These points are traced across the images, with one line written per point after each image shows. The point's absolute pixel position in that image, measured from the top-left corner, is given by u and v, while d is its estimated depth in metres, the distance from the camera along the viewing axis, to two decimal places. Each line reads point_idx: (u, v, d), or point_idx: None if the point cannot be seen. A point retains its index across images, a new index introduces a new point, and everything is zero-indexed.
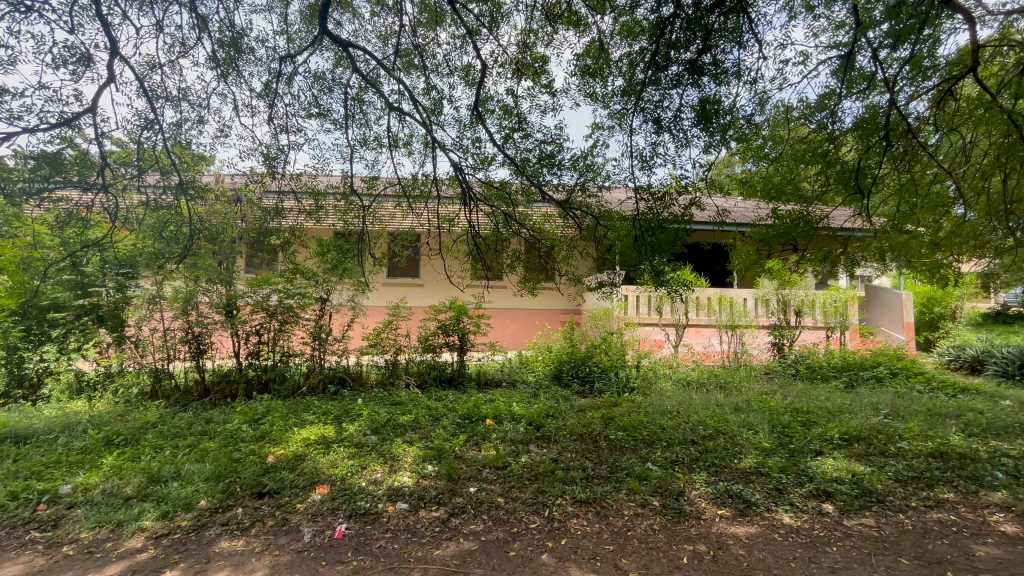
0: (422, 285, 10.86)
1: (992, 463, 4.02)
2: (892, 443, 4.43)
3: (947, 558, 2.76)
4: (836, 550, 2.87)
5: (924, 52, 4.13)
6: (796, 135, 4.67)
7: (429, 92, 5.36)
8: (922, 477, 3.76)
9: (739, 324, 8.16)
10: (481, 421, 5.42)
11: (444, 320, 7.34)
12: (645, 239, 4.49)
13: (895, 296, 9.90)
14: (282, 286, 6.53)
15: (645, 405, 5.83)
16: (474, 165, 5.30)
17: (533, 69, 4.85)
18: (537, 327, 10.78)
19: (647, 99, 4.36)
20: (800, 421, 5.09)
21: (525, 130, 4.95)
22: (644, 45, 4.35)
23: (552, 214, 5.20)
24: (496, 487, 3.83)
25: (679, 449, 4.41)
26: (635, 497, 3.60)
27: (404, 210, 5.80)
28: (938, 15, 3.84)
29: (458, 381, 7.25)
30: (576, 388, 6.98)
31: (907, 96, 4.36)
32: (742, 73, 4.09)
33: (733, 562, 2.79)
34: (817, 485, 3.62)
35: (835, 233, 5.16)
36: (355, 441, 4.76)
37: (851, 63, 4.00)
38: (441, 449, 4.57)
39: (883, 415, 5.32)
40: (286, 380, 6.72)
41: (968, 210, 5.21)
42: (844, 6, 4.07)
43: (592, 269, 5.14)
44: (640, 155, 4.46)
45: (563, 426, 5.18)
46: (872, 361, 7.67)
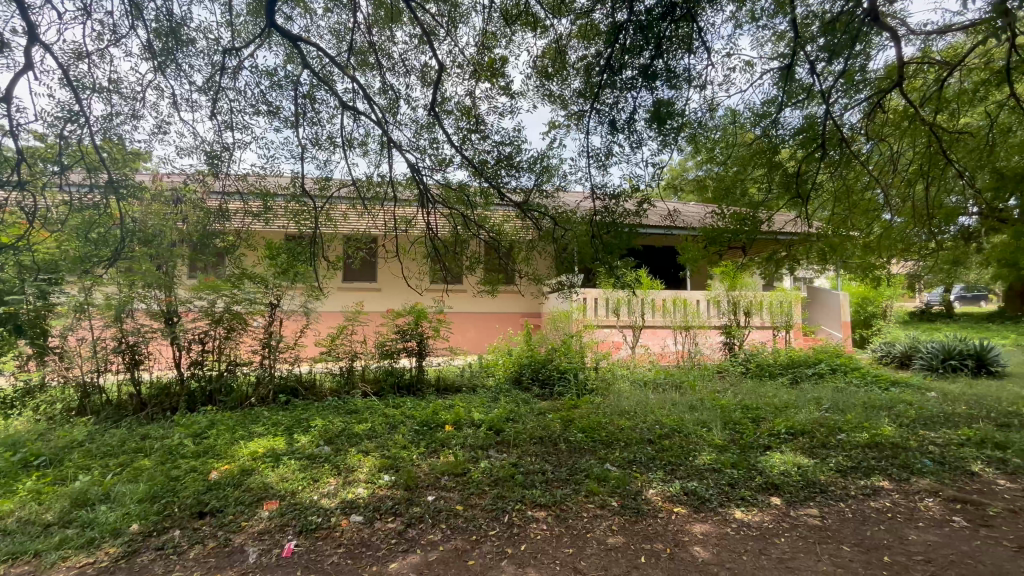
0: (379, 289, 10.59)
1: (921, 451, 4.30)
2: (833, 435, 4.67)
3: (884, 543, 2.91)
4: (783, 541, 2.98)
5: (857, 67, 4.37)
6: (743, 141, 4.89)
7: (385, 91, 5.26)
8: (860, 467, 3.98)
9: (692, 325, 8.52)
10: (440, 427, 5.31)
11: (403, 325, 7.17)
12: (601, 238, 4.57)
13: (833, 296, 10.52)
14: (230, 293, 6.15)
15: (604, 407, 5.90)
16: (431, 166, 5.25)
17: (491, 70, 4.86)
18: (498, 330, 10.76)
19: (603, 102, 4.47)
20: (750, 417, 5.29)
21: (482, 131, 4.97)
22: (600, 49, 4.43)
23: (512, 215, 5.21)
24: (456, 494, 3.75)
25: (636, 449, 4.48)
26: (594, 498, 3.62)
27: (359, 212, 5.67)
28: (867, 33, 4.08)
29: (417, 387, 7.13)
30: (536, 392, 6.98)
31: (842, 107, 4.60)
32: (692, 79, 4.25)
33: (689, 559, 2.84)
34: (766, 479, 3.76)
35: (779, 235, 5.38)
36: (307, 453, 4.56)
37: (791, 74, 4.22)
38: (398, 458, 4.44)
39: (825, 409, 5.62)
40: (232, 391, 6.37)
41: (895, 216, 5.55)
42: (785, 18, 4.28)
43: (552, 271, 5.16)
44: (596, 156, 4.55)
45: (523, 429, 5.16)
46: (814, 358, 8.10)
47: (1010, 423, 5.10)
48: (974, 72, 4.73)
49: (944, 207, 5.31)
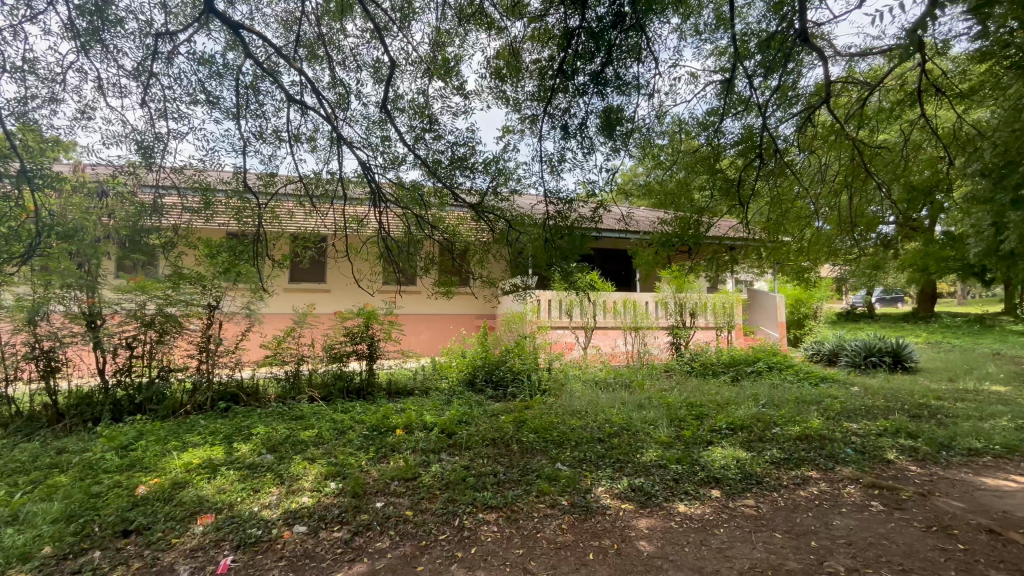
0: (329, 291, 10.25)
1: (845, 441, 4.64)
2: (769, 430, 4.95)
3: (811, 529, 3.11)
4: (722, 531, 3.12)
5: (789, 83, 4.67)
6: (687, 149, 5.09)
7: (334, 86, 5.10)
8: (792, 458, 4.23)
9: (641, 326, 8.79)
10: (390, 432, 5.19)
11: (353, 328, 6.96)
12: (556, 243, 4.57)
13: (770, 298, 11.16)
14: (164, 294, 5.79)
15: (556, 407, 5.97)
16: (383, 165, 5.15)
17: (445, 68, 4.83)
18: (452, 331, 10.66)
19: (556, 105, 4.55)
20: (694, 414, 5.51)
21: (436, 131, 4.93)
22: (553, 53, 4.50)
23: (466, 216, 5.21)
24: (406, 500, 3.68)
25: (586, 448, 4.56)
26: (545, 498, 3.65)
27: (307, 211, 5.49)
28: (799, 52, 4.37)
29: (367, 391, 6.92)
30: (489, 393, 6.98)
31: (777, 120, 4.87)
32: (641, 87, 4.40)
33: (634, 554, 2.92)
34: (707, 473, 3.93)
35: (722, 241, 5.66)
36: (247, 462, 4.33)
37: (732, 87, 4.45)
38: (346, 464, 4.30)
39: (762, 405, 5.95)
40: (164, 400, 5.92)
41: (824, 223, 5.91)
42: (726, 33, 4.52)
43: (506, 273, 5.17)
44: (549, 160, 4.62)
45: (475, 432, 5.13)
46: (753, 356, 8.56)
47: (920, 414, 5.60)
48: (891, 93, 5.14)
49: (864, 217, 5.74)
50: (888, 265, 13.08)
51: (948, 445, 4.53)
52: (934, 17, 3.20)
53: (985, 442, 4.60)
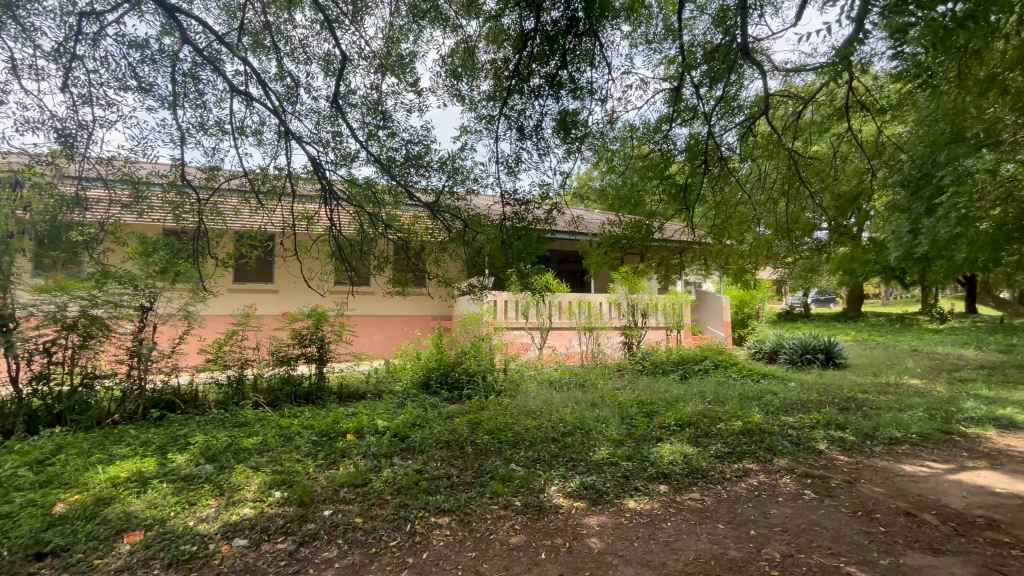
0: (276, 291, 9.80)
1: (782, 434, 4.91)
2: (714, 425, 5.16)
3: (751, 518, 3.27)
4: (669, 525, 3.22)
5: (733, 94, 4.89)
6: (639, 155, 5.22)
7: (282, 77, 4.89)
8: (734, 452, 4.43)
9: (595, 327, 8.99)
10: (341, 437, 5.02)
11: (301, 329, 6.70)
12: (513, 244, 4.60)
13: (716, 299, 11.67)
14: (90, 294, 5.28)
15: (511, 408, 5.98)
16: (334, 161, 4.98)
17: (399, 65, 4.75)
18: (407, 333, 10.47)
19: (511, 106, 4.56)
20: (645, 412, 5.67)
21: (390, 128, 4.83)
22: (508, 54, 4.51)
23: (422, 215, 5.10)
24: (355, 507, 3.56)
25: (540, 448, 4.59)
26: (498, 499, 3.64)
27: (252, 208, 5.19)
28: (741, 65, 4.59)
29: (317, 396, 6.65)
30: (444, 396, 6.90)
31: (722, 128, 5.08)
32: (594, 92, 4.49)
33: (585, 551, 2.96)
34: (656, 469, 4.05)
35: (670, 245, 5.87)
36: (183, 474, 4.06)
37: (680, 95, 4.63)
38: (292, 472, 4.11)
39: (708, 401, 6.20)
40: (89, 409, 5.43)
41: (764, 228, 6.17)
42: (674, 43, 4.69)
43: (461, 273, 5.12)
44: (506, 160, 4.63)
45: (429, 435, 5.05)
46: (700, 355, 8.91)
47: (848, 406, 6.02)
48: (823, 107, 5.49)
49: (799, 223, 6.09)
50: (821, 268, 13.99)
51: (871, 435, 4.89)
52: (858, 40, 3.46)
53: (903, 431, 5.00)
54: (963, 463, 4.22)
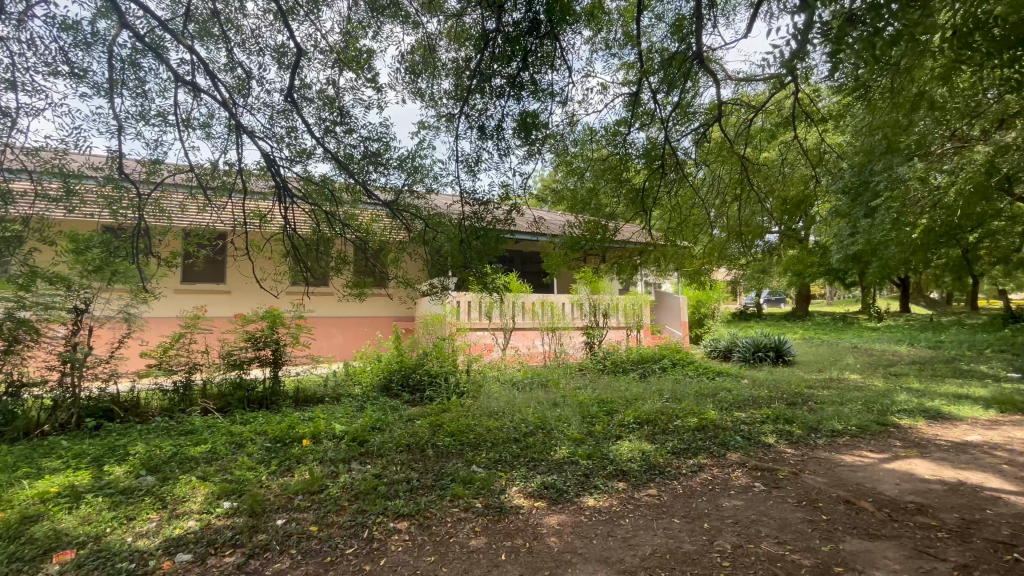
0: (229, 292, 9.38)
1: (734, 429, 5.11)
2: (671, 422, 5.30)
3: (704, 512, 3.37)
4: (627, 521, 3.28)
5: (688, 100, 5.04)
6: (599, 158, 5.32)
7: (232, 69, 4.68)
8: (690, 448, 4.57)
9: (557, 327, 9.07)
10: (296, 443, 4.85)
11: (255, 332, 6.38)
12: (471, 244, 4.60)
13: (674, 299, 12.03)
14: (15, 296, 4.86)
15: (473, 409, 5.95)
16: (289, 157, 4.81)
17: (357, 60, 4.63)
18: (367, 334, 10.24)
19: (472, 106, 4.54)
20: (605, 411, 5.77)
21: (347, 124, 4.71)
22: (470, 54, 4.49)
23: (380, 214, 5.01)
24: (310, 515, 3.44)
25: (501, 448, 4.58)
26: (458, 501, 3.60)
27: (200, 204, 5.04)
28: (696, 72, 4.74)
29: (271, 401, 6.40)
30: (405, 398, 6.79)
31: (680, 134, 5.21)
32: (555, 94, 4.53)
33: (545, 550, 2.97)
34: (615, 466, 4.12)
35: (628, 246, 5.99)
36: (122, 486, 3.80)
37: (638, 100, 4.74)
38: (242, 481, 3.93)
39: (665, 399, 6.38)
40: (14, 419, 5.05)
41: (719, 231, 6.39)
42: (633, 49, 4.80)
43: (421, 273, 5.05)
44: (466, 160, 4.61)
45: (389, 438, 4.95)
46: (659, 353, 9.15)
47: (795, 401, 6.32)
48: (771, 115, 5.74)
49: (751, 226, 6.29)
50: (772, 269, 14.68)
51: (816, 428, 5.15)
52: (802, 54, 3.64)
53: (844, 423, 5.29)
54: (896, 452, 4.51)
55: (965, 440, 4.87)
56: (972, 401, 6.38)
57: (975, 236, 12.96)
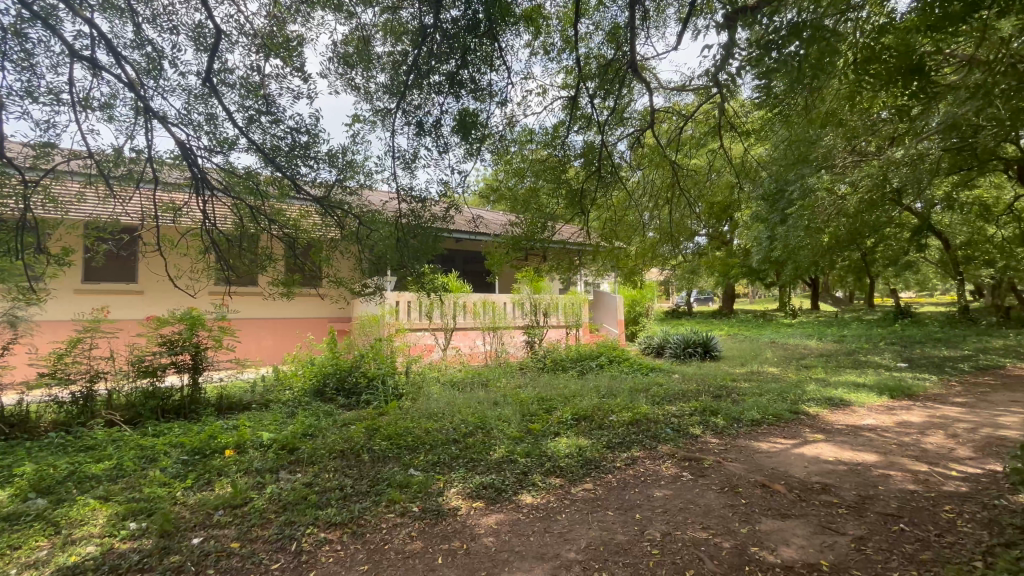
0: (141, 292, 8.56)
1: (666, 422, 5.36)
2: (607, 418, 5.46)
3: (637, 503, 3.50)
4: (564, 516, 3.34)
5: (624, 106, 5.21)
6: (538, 159, 5.40)
7: (140, 47, 4.27)
8: (624, 442, 4.74)
9: (499, 326, 9.09)
10: (217, 454, 4.51)
11: (171, 336, 5.84)
12: (408, 244, 4.50)
13: (612, 298, 12.43)
14: None
15: (412, 411, 5.81)
16: (208, 147, 4.46)
17: (285, 46, 4.38)
18: (298, 336, 9.74)
19: (409, 101, 4.44)
20: (544, 408, 5.86)
21: (274, 114, 4.44)
22: (406, 48, 4.39)
23: (310, 210, 4.79)
24: (231, 531, 3.20)
25: (440, 450, 4.51)
26: (395, 507, 3.50)
27: (101, 194, 4.55)
28: (631, 80, 4.91)
29: (190, 410, 5.91)
30: (340, 402, 6.52)
31: (616, 138, 5.38)
32: (494, 94, 4.52)
33: (482, 551, 2.96)
34: (553, 463, 4.19)
35: (568, 246, 6.08)
36: (4, 513, 3.35)
37: (576, 104, 4.85)
38: (153, 498, 3.59)
39: (602, 395, 6.58)
40: None
41: (652, 233, 6.62)
42: (571, 54, 4.91)
43: (356, 272, 4.86)
44: (403, 156, 4.51)
45: (321, 445, 4.72)
46: (597, 351, 9.42)
47: (720, 394, 6.74)
48: (700, 125, 6.07)
49: (682, 229, 6.60)
50: (700, 270, 15.60)
51: (738, 418, 5.51)
52: (726, 69, 3.88)
53: (762, 413, 5.71)
54: (806, 438, 4.93)
55: (862, 425, 5.42)
56: (868, 389, 7.11)
57: (872, 241, 14.47)
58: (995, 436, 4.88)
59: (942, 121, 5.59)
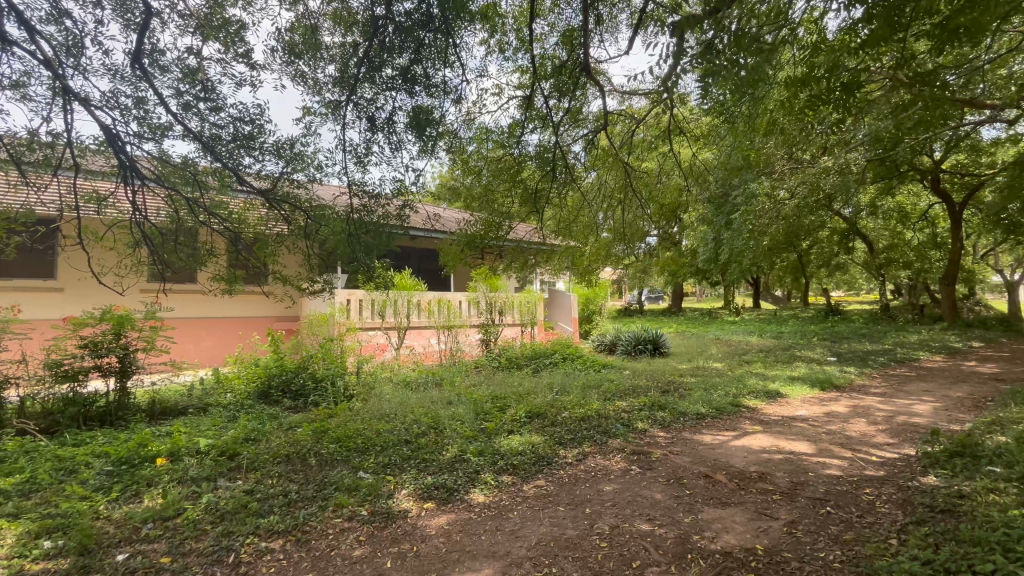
0: (61, 291, 7.88)
1: (616, 417, 5.49)
2: (559, 414, 5.54)
3: (587, 498, 3.56)
4: (515, 513, 3.35)
5: (579, 108, 5.26)
6: (494, 158, 5.38)
7: (57, 20, 3.90)
8: (576, 438, 4.82)
9: (454, 325, 9.00)
10: (148, 463, 4.20)
11: (94, 336, 5.39)
12: (360, 238, 4.32)
13: (566, 297, 12.60)
14: None
15: (363, 412, 5.66)
16: (139, 133, 4.15)
17: (226, 30, 4.15)
18: (241, 336, 9.26)
19: (361, 95, 4.30)
20: (498, 406, 5.86)
21: (214, 100, 4.19)
22: (357, 39, 4.25)
23: (255, 204, 4.55)
24: (161, 545, 3.00)
25: (392, 452, 4.42)
26: (342, 511, 3.39)
27: (13, 180, 4.13)
28: (586, 82, 4.97)
29: (117, 417, 5.48)
30: (286, 404, 6.26)
31: (571, 139, 5.41)
32: (449, 91, 4.46)
33: (433, 552, 2.92)
34: (505, 461, 4.19)
35: (522, 245, 6.08)
36: None
37: (532, 104, 4.87)
38: (72, 513, 3.29)
39: (555, 392, 6.66)
40: None
41: (606, 232, 6.74)
42: (526, 54, 4.92)
43: (303, 269, 4.67)
44: (354, 150, 4.37)
45: (264, 450, 4.50)
46: (551, 349, 9.53)
47: (667, 389, 6.99)
48: (651, 128, 6.24)
49: (633, 229, 6.76)
50: (651, 269, 16.11)
51: (684, 412, 5.72)
52: (675, 75, 4.00)
53: (706, 406, 5.97)
54: (745, 429, 5.19)
55: (797, 416, 5.77)
56: (801, 381, 7.59)
57: (808, 244, 15.46)
58: (908, 423, 5.34)
59: (867, 133, 6.04)
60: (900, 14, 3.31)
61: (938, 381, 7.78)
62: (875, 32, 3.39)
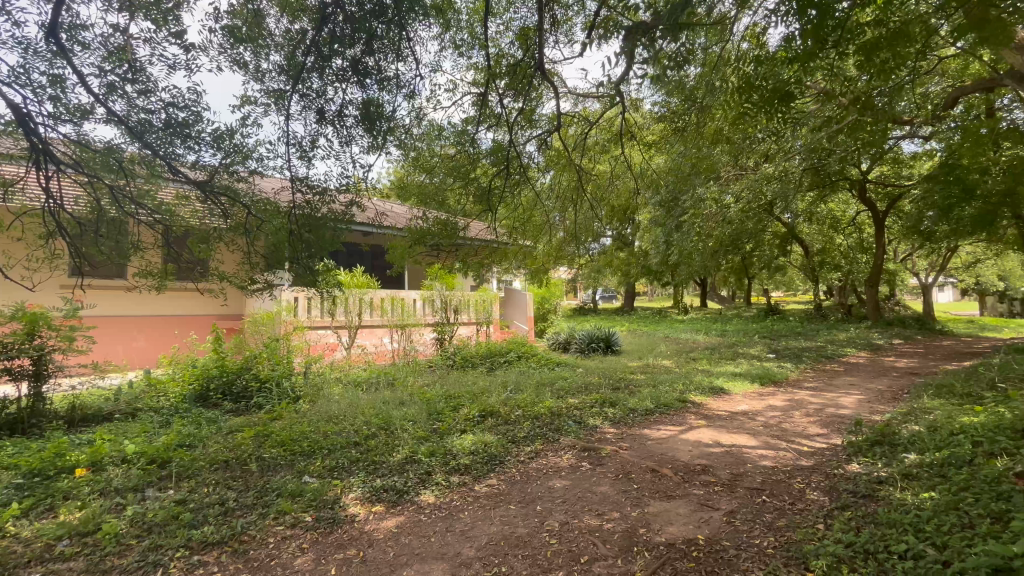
0: None
1: (569, 415, 5.56)
2: (512, 413, 5.54)
3: (538, 495, 3.59)
4: (466, 514, 3.32)
5: (534, 107, 5.21)
6: (446, 155, 5.29)
7: None
8: (529, 436, 4.84)
9: (407, 324, 8.85)
10: (65, 474, 3.85)
11: (3, 337, 4.87)
12: (302, 235, 4.18)
13: (521, 295, 12.65)
14: None
15: (309, 414, 5.45)
16: (54, 115, 3.79)
17: (157, 7, 3.85)
18: (176, 336, 8.68)
19: (308, 86, 4.13)
20: (451, 406, 5.79)
21: (143, 82, 3.89)
22: (305, 26, 4.08)
23: (189, 196, 4.27)
24: (79, 563, 2.75)
25: (340, 454, 4.27)
26: (285, 518, 3.24)
27: None
28: (539, 84, 4.99)
29: (31, 425, 5.01)
30: (226, 408, 5.94)
31: (525, 137, 5.37)
32: (402, 85, 4.37)
33: (380, 556, 2.84)
34: (457, 461, 4.15)
35: (477, 244, 5.89)
36: None
37: (486, 102, 4.84)
38: None
39: (509, 391, 6.67)
40: None
41: (561, 231, 6.69)
42: (480, 51, 4.90)
43: (243, 266, 4.44)
44: (298, 143, 4.19)
45: (200, 456, 4.24)
46: (506, 348, 9.54)
47: (618, 386, 7.15)
48: (603, 131, 6.36)
49: (587, 229, 6.81)
50: (605, 269, 16.47)
51: (633, 408, 5.87)
52: (628, 79, 4.07)
53: (654, 402, 6.16)
54: (690, 424, 5.40)
55: (738, 410, 6.05)
56: (743, 377, 7.99)
57: (751, 246, 16.29)
58: (837, 415, 5.72)
59: (803, 145, 6.42)
60: (834, 32, 3.47)
61: (863, 376, 8.39)
62: (809, 49, 3.58)
